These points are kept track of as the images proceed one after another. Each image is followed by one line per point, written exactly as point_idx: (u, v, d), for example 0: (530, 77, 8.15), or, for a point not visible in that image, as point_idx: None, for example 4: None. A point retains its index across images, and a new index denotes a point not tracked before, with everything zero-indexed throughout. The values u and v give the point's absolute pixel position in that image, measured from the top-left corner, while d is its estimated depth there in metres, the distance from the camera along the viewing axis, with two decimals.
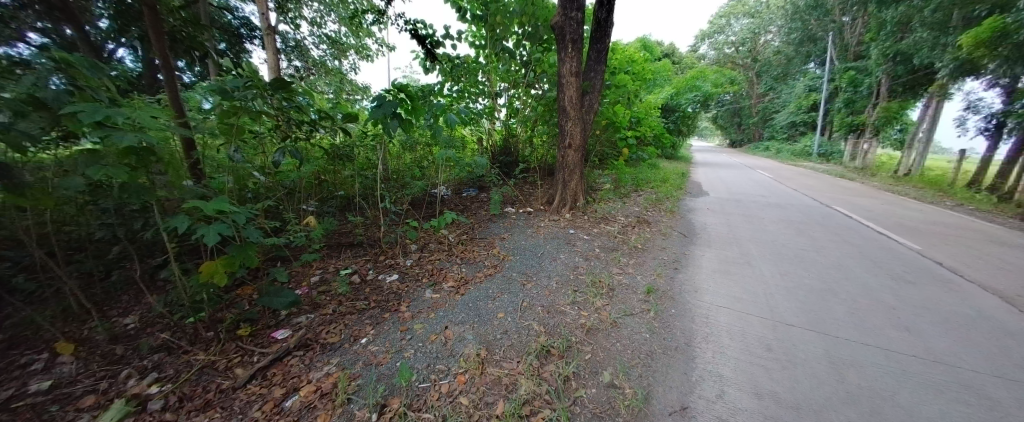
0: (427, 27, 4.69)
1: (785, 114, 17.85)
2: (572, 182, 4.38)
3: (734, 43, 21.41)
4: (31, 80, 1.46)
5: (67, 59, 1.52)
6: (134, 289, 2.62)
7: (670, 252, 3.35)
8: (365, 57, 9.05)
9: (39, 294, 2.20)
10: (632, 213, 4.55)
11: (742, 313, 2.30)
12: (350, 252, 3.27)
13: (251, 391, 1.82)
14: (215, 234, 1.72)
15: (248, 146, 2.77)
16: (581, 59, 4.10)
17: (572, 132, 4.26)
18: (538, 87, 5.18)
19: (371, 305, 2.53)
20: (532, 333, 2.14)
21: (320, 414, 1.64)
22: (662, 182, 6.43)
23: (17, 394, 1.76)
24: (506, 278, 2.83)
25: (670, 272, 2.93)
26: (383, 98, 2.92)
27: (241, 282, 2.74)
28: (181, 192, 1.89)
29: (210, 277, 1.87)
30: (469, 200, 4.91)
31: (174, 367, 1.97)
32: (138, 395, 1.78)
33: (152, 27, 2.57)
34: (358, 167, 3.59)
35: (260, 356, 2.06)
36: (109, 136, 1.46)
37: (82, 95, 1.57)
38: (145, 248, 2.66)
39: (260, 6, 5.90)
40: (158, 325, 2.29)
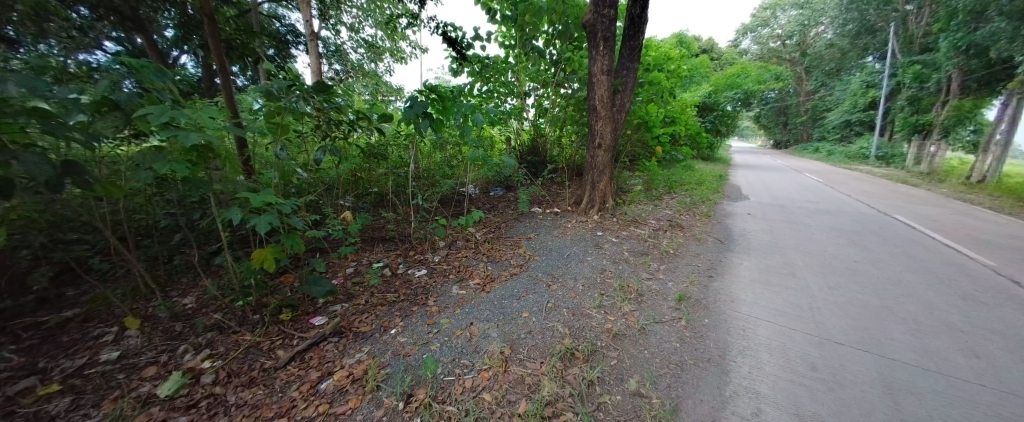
0: (458, 29, 4.76)
1: (837, 113, 16.52)
2: (600, 183, 4.31)
3: (781, 37, 20.07)
4: (108, 86, 1.64)
5: (137, 65, 1.68)
6: (191, 272, 2.85)
7: (705, 259, 3.21)
8: (399, 60, 9.38)
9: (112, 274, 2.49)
10: (664, 216, 4.39)
11: (782, 327, 2.18)
12: (382, 246, 3.40)
13: (290, 372, 1.95)
14: (265, 223, 1.86)
15: (293, 144, 2.95)
16: (613, 57, 4.00)
17: (602, 132, 4.18)
18: (568, 86, 5.14)
19: (400, 298, 2.62)
20: (557, 335, 2.14)
21: (351, 399, 1.74)
22: (697, 185, 6.16)
23: (91, 361, 2.00)
24: (532, 278, 2.84)
25: (704, 280, 2.81)
26: (415, 99, 3.01)
27: (284, 271, 2.93)
28: (234, 186, 2.05)
29: (260, 263, 2.04)
30: (496, 199, 4.95)
31: (224, 345, 2.14)
32: (193, 368, 1.96)
33: (210, 35, 2.78)
34: (392, 165, 3.71)
35: (300, 340, 2.19)
36: (173, 133, 1.61)
37: (148, 98, 1.73)
38: (202, 236, 2.91)
39: (305, 13, 6.23)
40: (211, 306, 2.49)
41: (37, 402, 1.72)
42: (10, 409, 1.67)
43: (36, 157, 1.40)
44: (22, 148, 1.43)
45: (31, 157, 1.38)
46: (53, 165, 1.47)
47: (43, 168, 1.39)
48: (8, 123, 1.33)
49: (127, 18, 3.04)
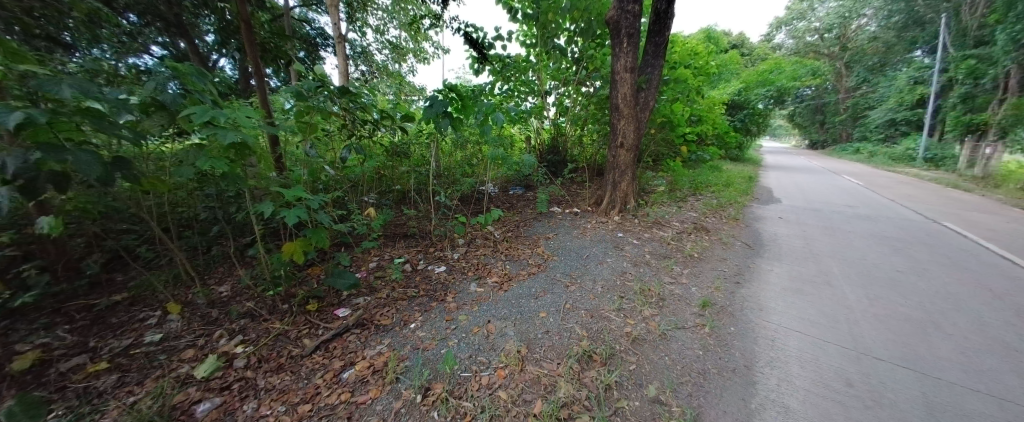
0: (480, 28, 4.78)
1: (880, 111, 15.49)
2: (622, 183, 4.23)
3: (819, 30, 18.99)
4: (154, 87, 1.75)
5: (180, 68, 1.78)
6: (227, 262, 2.99)
7: (732, 264, 3.09)
8: (421, 60, 9.54)
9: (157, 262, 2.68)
10: (689, 218, 4.25)
11: (815, 340, 2.07)
12: (403, 242, 3.47)
13: (315, 360, 2.03)
14: (295, 218, 1.94)
15: (321, 142, 3.06)
16: (638, 54, 3.91)
17: (624, 131, 4.09)
18: (589, 84, 5.07)
19: (419, 293, 2.68)
20: (575, 336, 2.12)
21: (371, 389, 1.79)
22: (724, 186, 5.93)
23: (136, 342, 2.15)
24: (550, 278, 2.83)
25: (731, 287, 2.70)
26: (436, 98, 3.05)
27: (311, 263, 3.04)
28: (267, 182, 2.15)
29: (289, 256, 2.13)
30: (515, 198, 4.96)
31: (256, 332, 2.25)
32: (227, 353, 2.07)
33: (247, 38, 2.91)
34: (414, 163, 3.78)
35: (325, 330, 2.28)
36: (213, 132, 1.70)
37: (190, 99, 1.83)
38: (237, 229, 3.06)
39: (333, 16, 6.43)
40: (244, 295, 2.62)
41: (87, 377, 1.88)
42: (65, 383, 1.83)
43: (89, 153, 1.50)
44: (78, 145, 1.55)
45: (85, 154, 1.48)
46: (104, 161, 1.58)
47: (96, 164, 1.49)
48: (66, 123, 1.44)
49: (172, 24, 3.24)
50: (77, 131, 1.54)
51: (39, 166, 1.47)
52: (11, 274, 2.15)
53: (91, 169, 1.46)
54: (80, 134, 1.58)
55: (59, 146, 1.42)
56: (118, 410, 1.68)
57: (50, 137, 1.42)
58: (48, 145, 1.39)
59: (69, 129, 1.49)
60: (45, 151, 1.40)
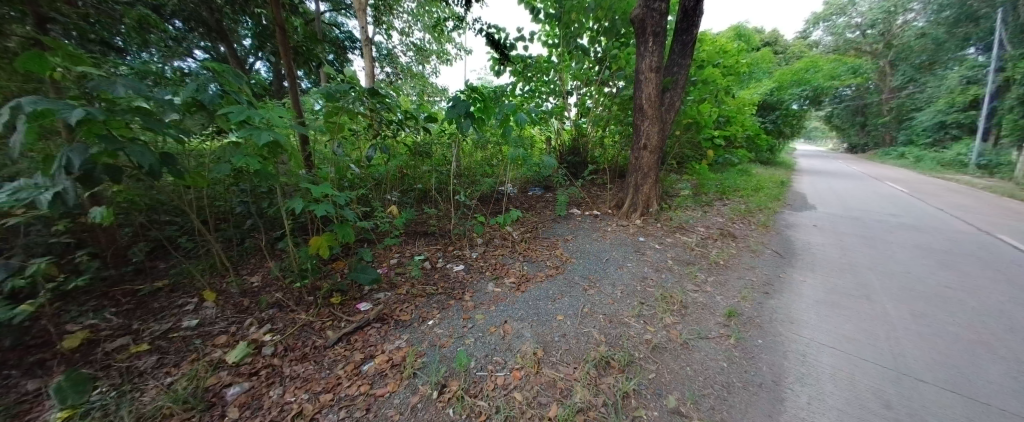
0: (502, 30, 4.80)
1: (928, 113, 14.45)
2: (644, 186, 4.13)
3: (861, 26, 17.90)
4: (195, 88, 1.85)
5: (219, 70, 1.87)
6: (259, 254, 3.12)
7: (761, 273, 2.96)
8: (444, 61, 9.66)
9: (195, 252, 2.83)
10: (714, 224, 4.10)
11: (851, 357, 1.95)
12: (424, 240, 3.53)
13: (337, 351, 2.09)
14: (322, 215, 2.01)
15: (348, 141, 3.15)
16: (664, 53, 3.81)
17: (648, 132, 4.00)
18: (612, 84, 4.99)
19: (438, 291, 2.71)
20: (592, 341, 2.08)
21: (389, 383, 1.83)
22: (753, 191, 5.68)
23: (175, 326, 2.29)
24: (568, 281, 2.80)
25: (759, 297, 2.58)
26: (458, 98, 3.08)
27: (335, 258, 3.13)
28: (296, 179, 2.23)
29: (316, 250, 2.21)
30: (535, 199, 4.94)
31: (283, 322, 2.34)
32: (256, 340, 2.17)
33: (281, 42, 3.03)
34: (435, 163, 3.83)
35: (347, 323, 2.34)
36: (248, 131, 1.78)
37: (228, 99, 1.93)
38: (268, 222, 3.20)
39: (361, 19, 6.60)
40: (273, 285, 2.73)
41: (130, 358, 2.02)
42: (110, 362, 1.97)
43: (139, 148, 1.61)
44: (129, 141, 1.66)
45: (137, 148, 1.60)
46: (152, 155, 1.69)
47: (145, 157, 1.59)
48: (119, 119, 1.55)
49: (213, 29, 3.43)
50: (128, 128, 1.66)
51: (95, 159, 1.58)
52: (66, 259, 2.34)
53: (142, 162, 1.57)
54: (130, 131, 1.70)
55: (114, 140, 1.53)
56: (157, 390, 1.80)
57: (105, 132, 1.53)
58: (105, 139, 1.51)
59: (121, 126, 1.60)
60: (102, 144, 1.51)
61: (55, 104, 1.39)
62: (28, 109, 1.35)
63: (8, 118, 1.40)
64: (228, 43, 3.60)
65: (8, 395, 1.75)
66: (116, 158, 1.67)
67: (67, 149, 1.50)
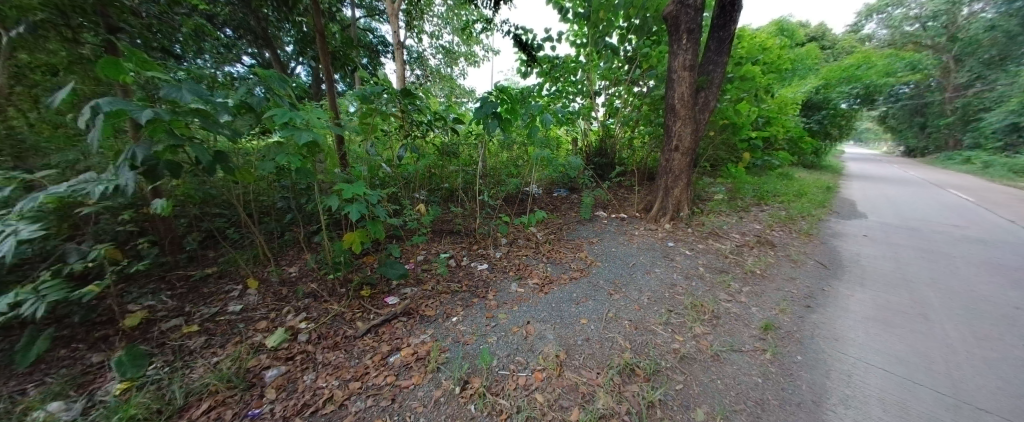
0: (530, 31, 4.79)
1: (1000, 113, 13.02)
2: (675, 189, 4.00)
3: (921, 18, 16.42)
4: (245, 91, 1.99)
5: (266, 74, 2.00)
6: (297, 246, 3.29)
7: (801, 285, 2.78)
8: (472, 64, 9.80)
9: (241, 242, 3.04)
10: (750, 230, 3.90)
11: (902, 380, 1.80)
12: (449, 238, 3.58)
13: (365, 342, 2.17)
14: (356, 211, 2.10)
15: (380, 141, 3.26)
16: (698, 51, 3.67)
17: (680, 133, 3.86)
18: (643, 84, 4.86)
19: (462, 288, 2.75)
20: (617, 347, 2.04)
21: (414, 375, 1.88)
22: (795, 196, 5.34)
23: (221, 310, 2.46)
24: (593, 284, 2.76)
25: (799, 311, 2.43)
26: (486, 99, 3.11)
27: (366, 252, 3.25)
28: (333, 177, 2.34)
29: (349, 245, 2.31)
30: (560, 200, 4.90)
31: (317, 311, 2.45)
32: (293, 327, 2.29)
33: (320, 47, 3.19)
34: (462, 163, 3.89)
35: (376, 315, 2.42)
36: (291, 131, 1.88)
37: (273, 101, 2.06)
38: (306, 217, 3.37)
39: (393, 24, 6.81)
40: (309, 276, 2.86)
41: (182, 337, 2.19)
42: (164, 340, 2.15)
43: (197, 146, 1.76)
44: (188, 139, 1.81)
45: (195, 146, 1.74)
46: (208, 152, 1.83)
47: (202, 154, 1.73)
48: (181, 119, 1.69)
49: (259, 36, 3.66)
50: (187, 128, 1.80)
51: (158, 155, 1.74)
52: (130, 245, 2.58)
53: (199, 158, 1.71)
54: (189, 130, 1.85)
55: (176, 138, 1.68)
56: (205, 369, 1.95)
57: (168, 131, 1.68)
58: (169, 137, 1.66)
59: (182, 126, 1.75)
60: (165, 142, 1.66)
61: (129, 105, 1.54)
62: (106, 109, 1.50)
63: (89, 117, 1.56)
64: (272, 50, 3.83)
65: (76, 366, 1.95)
66: (175, 154, 1.82)
67: (133, 145, 1.67)
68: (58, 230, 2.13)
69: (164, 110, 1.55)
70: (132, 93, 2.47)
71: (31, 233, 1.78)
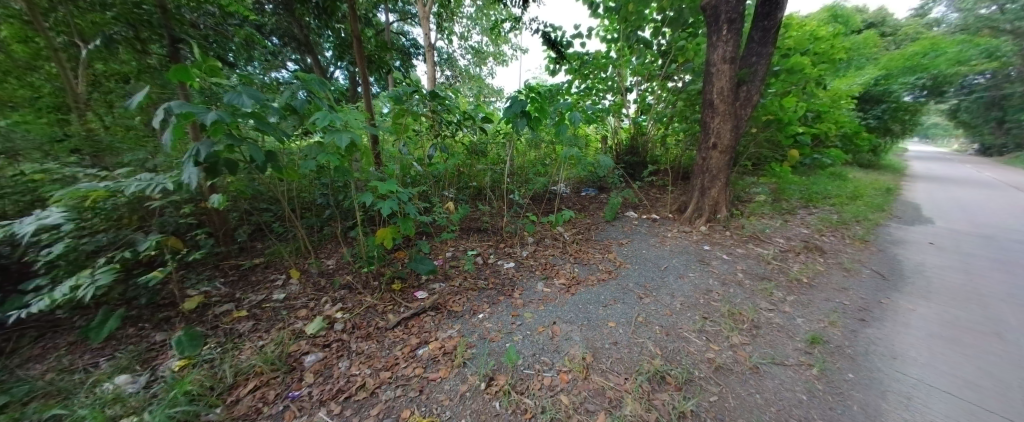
0: (559, 28, 4.72)
1: None
2: (712, 190, 3.81)
3: None
4: (290, 94, 2.11)
5: (308, 78, 2.11)
6: (334, 240, 3.44)
7: (854, 296, 2.56)
8: (501, 63, 9.85)
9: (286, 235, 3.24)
10: (796, 234, 3.64)
11: (972, 407, 1.61)
12: (476, 236, 3.62)
13: (395, 334, 2.24)
14: (389, 208, 2.17)
15: (412, 141, 3.35)
16: (740, 42, 3.46)
17: (718, 130, 3.66)
18: (678, 78, 4.66)
19: (489, 286, 2.77)
20: (647, 353, 1.98)
21: (441, 369, 1.92)
22: (849, 198, 4.92)
23: (267, 298, 2.63)
24: (621, 287, 2.69)
25: (852, 324, 2.23)
26: (515, 98, 3.11)
27: (397, 248, 3.34)
28: (368, 175, 2.42)
29: (382, 240, 2.40)
30: (588, 200, 4.81)
31: (352, 301, 2.56)
32: (330, 317, 2.40)
33: (357, 51, 3.31)
34: (490, 161, 3.91)
35: (405, 308, 2.49)
36: (331, 133, 1.98)
37: (314, 103, 2.17)
38: (343, 212, 3.52)
39: (425, 26, 6.97)
40: (344, 268, 2.99)
41: (232, 321, 2.36)
42: (217, 324, 2.33)
43: (251, 146, 1.89)
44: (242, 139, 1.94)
45: (250, 146, 1.87)
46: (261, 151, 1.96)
47: (256, 154, 1.86)
48: (237, 122, 1.82)
49: (301, 42, 3.87)
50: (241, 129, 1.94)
51: (218, 154, 1.88)
52: (189, 236, 2.82)
53: (253, 157, 1.83)
54: (243, 131, 1.99)
55: (234, 139, 1.81)
56: (251, 351, 2.09)
57: (227, 132, 1.81)
58: (228, 137, 1.79)
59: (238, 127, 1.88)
60: (225, 142, 1.80)
61: (196, 108, 1.67)
62: (176, 112, 1.63)
63: (162, 118, 1.70)
64: (313, 54, 4.03)
65: (142, 343, 2.16)
66: (232, 153, 1.96)
67: (198, 143, 1.77)
68: (128, 221, 2.42)
69: (223, 113, 1.68)
70: (191, 98, 2.69)
71: (53, 220, 1.97)
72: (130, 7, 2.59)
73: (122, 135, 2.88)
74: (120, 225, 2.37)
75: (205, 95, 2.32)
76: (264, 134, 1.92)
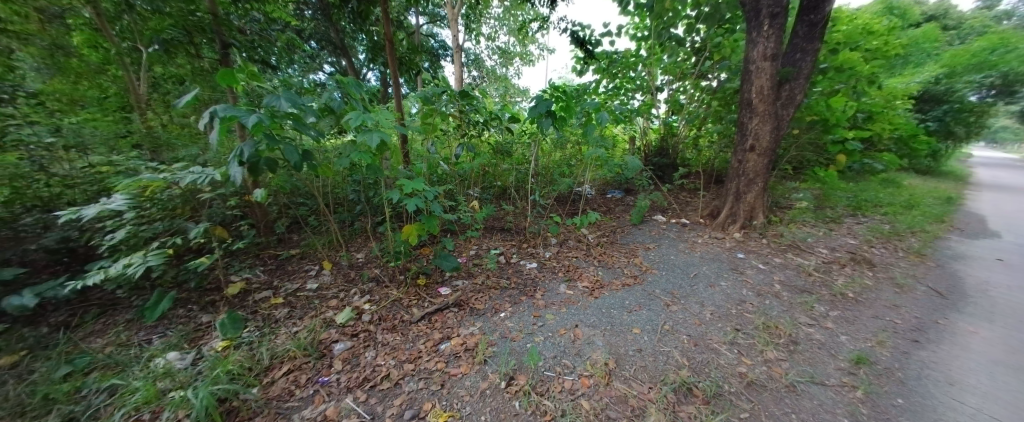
0: (587, 27, 4.64)
1: None
2: (748, 195, 3.62)
3: None
4: (327, 96, 2.19)
5: (344, 81, 2.19)
6: (363, 235, 3.56)
7: (907, 315, 2.35)
8: (527, 63, 9.85)
9: (320, 228, 3.39)
10: (841, 245, 3.40)
11: None
12: (500, 235, 3.63)
13: (419, 328, 2.29)
14: (415, 205, 2.22)
15: (439, 140, 3.40)
16: (783, 38, 3.26)
17: (756, 131, 3.47)
18: (712, 77, 4.47)
19: (511, 285, 2.77)
20: (673, 363, 1.91)
21: (462, 365, 1.94)
22: (902, 207, 4.53)
23: (301, 287, 2.76)
24: (647, 293, 2.61)
25: (903, 345, 2.06)
26: (541, 98, 3.08)
27: (423, 244, 3.40)
28: (397, 173, 2.48)
29: (408, 237, 2.45)
30: (614, 202, 4.71)
31: (379, 294, 2.63)
32: (358, 308, 2.48)
33: (389, 53, 3.39)
34: (515, 161, 3.91)
35: (429, 303, 2.54)
36: (364, 133, 2.04)
37: (349, 104, 2.24)
38: (372, 208, 3.63)
39: (453, 28, 7.08)
40: (373, 262, 3.08)
41: (270, 307, 2.50)
42: (257, 308, 2.48)
43: (289, 146, 1.98)
44: (282, 139, 2.05)
45: (288, 146, 1.96)
46: (299, 152, 2.05)
47: (293, 154, 1.95)
48: (278, 123, 1.91)
49: (337, 45, 4.03)
50: (282, 129, 2.04)
51: (260, 153, 1.98)
52: (234, 226, 3.02)
53: (290, 158, 1.92)
54: (284, 131, 2.09)
55: (274, 140, 1.90)
56: (286, 336, 2.20)
57: (268, 132, 1.91)
58: (269, 139, 1.89)
59: (279, 128, 1.98)
60: (266, 143, 1.90)
61: (239, 111, 1.77)
62: (222, 115, 1.74)
63: (209, 120, 1.82)
64: (347, 56, 4.19)
65: (190, 323, 2.33)
66: (272, 152, 2.06)
67: (242, 143, 1.89)
68: (181, 211, 2.60)
69: (266, 116, 1.77)
70: (237, 98, 2.86)
71: (118, 204, 2.15)
72: (185, 14, 2.75)
73: (177, 133, 3.12)
74: (174, 215, 2.56)
75: (250, 95, 2.45)
76: (301, 134, 2.02)
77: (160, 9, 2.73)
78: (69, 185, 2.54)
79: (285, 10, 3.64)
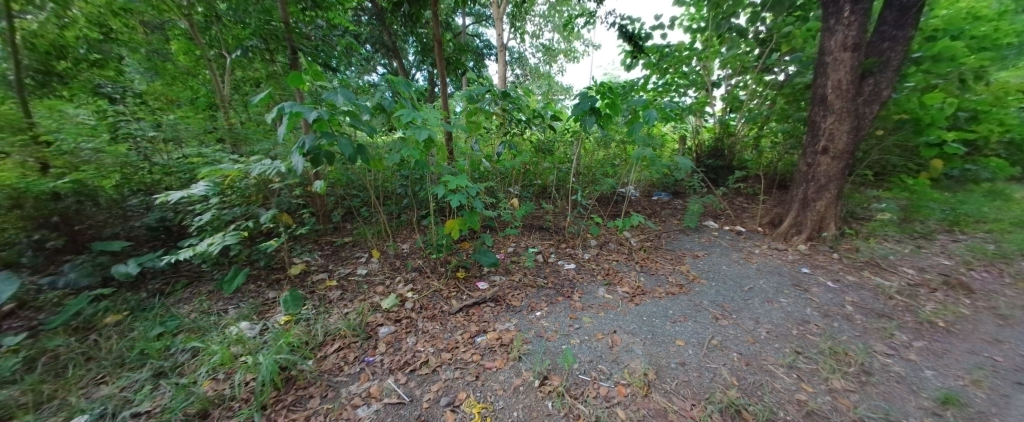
0: (637, 20, 4.43)
1: None
2: (818, 201, 3.27)
3: None
4: (380, 94, 2.30)
5: (395, 81, 2.28)
6: (409, 227, 3.70)
7: (1017, 353, 1.99)
8: (571, 60, 9.65)
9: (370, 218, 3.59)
10: (931, 265, 2.95)
11: None
12: (539, 234, 3.59)
13: (457, 319, 2.35)
14: (458, 200, 2.27)
15: (483, 138, 3.44)
16: (867, 25, 2.89)
17: (830, 130, 3.11)
18: (779, 70, 4.06)
19: (548, 285, 2.74)
20: (720, 381, 1.78)
21: (497, 359, 1.97)
22: (1015, 223, 3.83)
23: (352, 272, 2.94)
24: (693, 303, 2.46)
25: (1006, 388, 1.75)
26: (586, 95, 2.99)
27: (464, 238, 3.47)
28: (442, 168, 2.55)
29: (450, 230, 2.51)
30: (660, 205, 4.48)
31: (421, 284, 2.73)
32: (402, 295, 2.59)
33: (439, 53, 3.48)
34: (557, 160, 3.85)
35: (468, 296, 2.59)
36: (412, 129, 2.12)
37: (399, 102, 2.34)
38: (418, 201, 3.77)
39: (499, 26, 7.12)
40: (416, 252, 3.20)
41: (325, 289, 2.70)
42: (314, 289, 2.69)
43: (345, 141, 2.11)
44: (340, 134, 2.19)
45: (343, 140, 2.09)
46: (354, 146, 2.18)
47: (347, 148, 2.08)
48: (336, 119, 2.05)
49: (389, 46, 4.21)
50: (339, 125, 2.17)
51: (320, 147, 2.12)
52: (297, 213, 3.29)
53: (345, 152, 2.05)
54: (341, 127, 2.23)
55: (331, 135, 2.04)
56: (337, 317, 2.36)
57: (327, 127, 2.05)
58: (327, 133, 2.02)
59: (337, 124, 2.12)
60: (324, 138, 2.04)
61: (303, 107, 1.91)
62: (288, 112, 1.90)
63: (277, 116, 1.98)
64: (398, 57, 4.37)
65: (259, 298, 2.58)
66: (331, 146, 2.21)
67: (304, 136, 2.05)
68: (255, 198, 2.88)
69: (326, 112, 1.90)
70: (301, 96, 3.10)
71: (205, 189, 2.43)
72: (263, 24, 2.99)
73: (252, 129, 3.46)
74: (250, 202, 2.84)
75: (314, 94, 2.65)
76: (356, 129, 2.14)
77: (241, 19, 3.04)
78: (166, 172, 2.89)
79: (343, 15, 3.88)
